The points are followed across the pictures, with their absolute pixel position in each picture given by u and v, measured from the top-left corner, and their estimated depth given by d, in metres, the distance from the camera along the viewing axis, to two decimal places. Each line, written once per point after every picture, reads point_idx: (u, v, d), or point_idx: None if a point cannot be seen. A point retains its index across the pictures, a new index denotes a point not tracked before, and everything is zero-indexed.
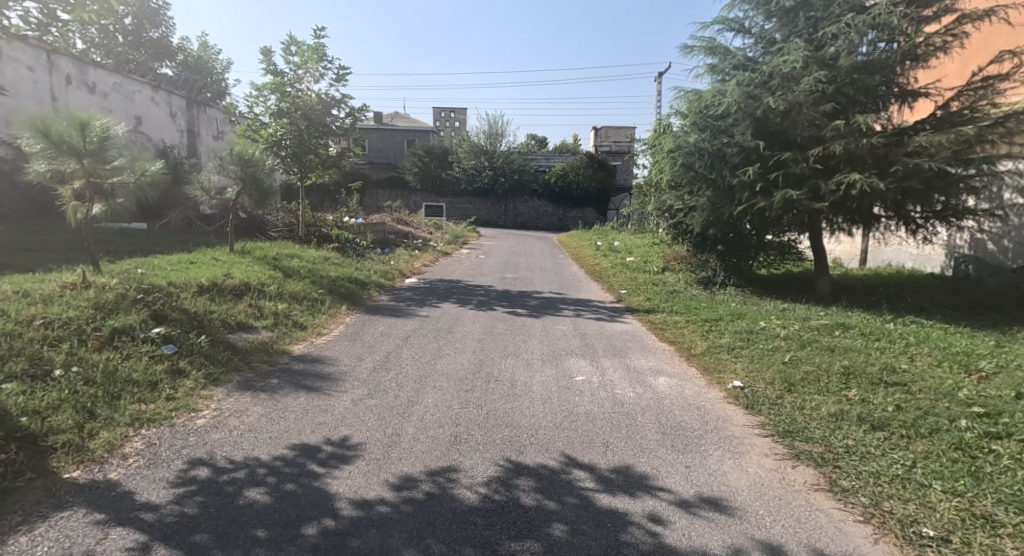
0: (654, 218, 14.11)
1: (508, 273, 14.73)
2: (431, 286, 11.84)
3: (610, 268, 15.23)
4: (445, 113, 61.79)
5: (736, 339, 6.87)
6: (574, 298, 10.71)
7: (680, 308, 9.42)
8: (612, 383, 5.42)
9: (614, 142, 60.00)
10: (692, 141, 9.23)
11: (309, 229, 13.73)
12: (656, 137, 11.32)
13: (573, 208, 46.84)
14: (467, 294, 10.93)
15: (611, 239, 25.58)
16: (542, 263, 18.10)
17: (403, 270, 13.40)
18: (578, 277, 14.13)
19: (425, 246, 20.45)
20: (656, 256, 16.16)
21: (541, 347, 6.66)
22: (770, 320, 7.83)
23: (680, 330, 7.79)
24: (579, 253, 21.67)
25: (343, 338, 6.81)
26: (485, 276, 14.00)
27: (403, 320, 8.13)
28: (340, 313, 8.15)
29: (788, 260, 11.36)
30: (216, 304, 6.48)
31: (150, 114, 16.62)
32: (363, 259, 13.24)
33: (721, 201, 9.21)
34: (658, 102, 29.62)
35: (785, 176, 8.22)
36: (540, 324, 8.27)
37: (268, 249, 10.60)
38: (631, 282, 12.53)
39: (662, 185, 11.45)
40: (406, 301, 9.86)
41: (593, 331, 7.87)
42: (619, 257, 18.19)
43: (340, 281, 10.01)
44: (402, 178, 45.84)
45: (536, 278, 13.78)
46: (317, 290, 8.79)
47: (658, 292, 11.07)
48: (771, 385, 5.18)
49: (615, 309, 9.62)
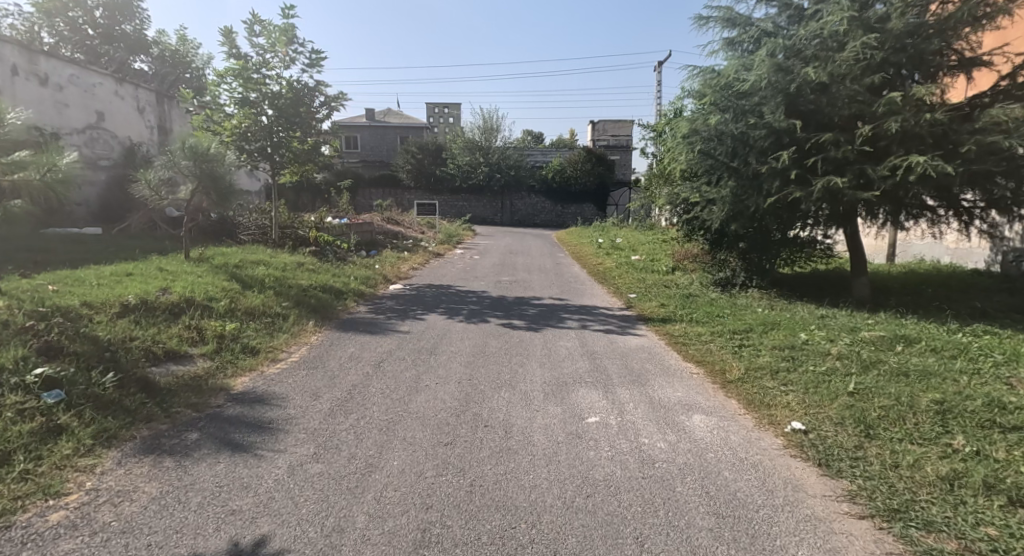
0: (663, 213, 12.93)
1: (504, 276, 13.53)
2: (417, 293, 10.64)
3: (614, 269, 14.03)
4: (439, 109, 60.49)
5: (778, 358, 5.66)
6: (579, 304, 9.57)
7: (699, 315, 8.22)
8: (636, 426, 4.21)
9: (612, 136, 58.70)
10: (711, 124, 8.04)
11: (284, 231, 12.55)
12: (666, 122, 10.14)
13: (571, 204, 45.59)
14: (457, 302, 9.74)
15: (613, 236, 24.33)
16: (542, 263, 16.89)
17: (388, 275, 12.20)
18: (580, 279, 12.94)
19: (416, 247, 19.23)
20: (665, 253, 14.97)
21: (543, 374, 5.45)
22: (811, 331, 6.64)
23: (705, 344, 6.59)
24: (580, 251, 20.42)
25: (303, 365, 5.66)
26: (479, 279, 12.82)
27: (380, 337, 6.97)
28: (306, 331, 6.99)
29: (817, 257, 10.20)
30: (141, 328, 5.31)
31: (114, 109, 15.42)
32: (343, 263, 12.04)
33: (746, 192, 8.03)
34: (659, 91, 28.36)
35: (824, 162, 7.05)
36: (541, 339, 7.08)
37: (231, 255, 9.41)
38: (639, 285, 11.34)
39: (674, 176, 10.23)
40: (387, 313, 8.68)
41: (602, 347, 6.65)
42: (625, 255, 16.99)
43: (313, 292, 8.83)
44: (395, 176, 44.64)
45: (533, 281, 12.60)
46: (281, 303, 7.63)
47: (672, 296, 9.89)
48: (843, 429, 3.95)
49: (627, 318, 8.47)
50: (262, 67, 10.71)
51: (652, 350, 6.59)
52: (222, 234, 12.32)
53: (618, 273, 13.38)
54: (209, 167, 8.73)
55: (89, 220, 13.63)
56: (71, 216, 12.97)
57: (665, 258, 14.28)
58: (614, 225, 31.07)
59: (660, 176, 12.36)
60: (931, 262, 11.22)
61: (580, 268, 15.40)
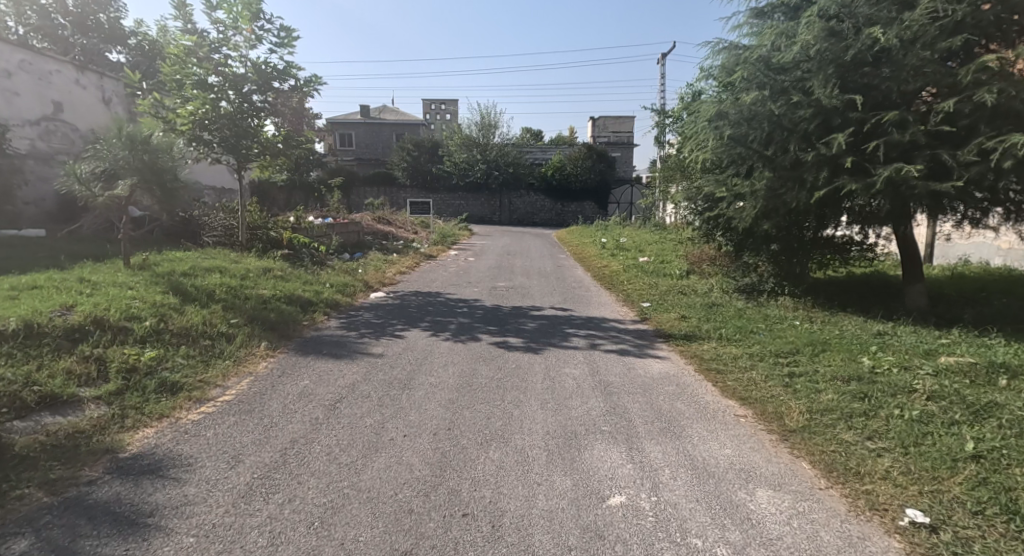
0: (675, 212, 11.71)
1: (500, 281, 12.30)
2: (400, 303, 9.38)
3: (622, 273, 12.76)
4: (435, 106, 59.18)
5: (845, 395, 4.43)
6: (587, 317, 8.35)
7: (729, 331, 6.97)
8: (680, 513, 2.97)
9: (613, 133, 57.45)
10: (744, 104, 6.81)
11: (255, 234, 11.31)
12: (686, 107, 8.94)
13: (572, 202, 44.30)
14: (445, 313, 8.52)
15: (617, 236, 23.08)
16: (542, 266, 15.67)
17: (370, 281, 10.96)
18: (583, 285, 11.70)
19: (407, 249, 17.97)
20: (675, 256, 13.76)
21: (547, 421, 4.21)
22: (875, 355, 5.40)
23: (744, 371, 5.35)
24: (582, 253, 19.13)
25: (240, 406, 4.42)
26: (471, 285, 11.57)
27: (347, 363, 5.74)
28: (255, 356, 5.75)
29: (856, 260, 8.96)
30: (12, 364, 4.05)
31: (75, 99, 14.14)
32: (320, 269, 10.79)
33: (785, 185, 6.78)
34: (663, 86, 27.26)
35: (887, 147, 5.84)
36: (542, 364, 5.85)
37: (182, 261, 8.16)
38: (651, 292, 10.10)
39: (694, 168, 8.99)
40: (362, 328, 7.45)
41: (618, 376, 5.40)
42: (630, 257, 15.78)
43: (275, 305, 7.58)
44: (390, 174, 43.44)
45: (533, 287, 11.37)
46: (231, 320, 6.39)
47: (692, 305, 8.65)
48: (990, 525, 2.70)
49: (643, 334, 7.24)
50: (224, 47, 9.51)
51: (679, 379, 5.34)
52: (185, 236, 11.07)
53: (627, 277, 12.14)
54: (153, 159, 7.51)
55: (40, 221, 12.35)
56: (17, 216, 11.69)
57: (677, 261, 13.05)
58: (617, 224, 29.79)
59: (674, 171, 11.15)
60: (981, 265, 9.97)
61: (584, 272, 14.16)
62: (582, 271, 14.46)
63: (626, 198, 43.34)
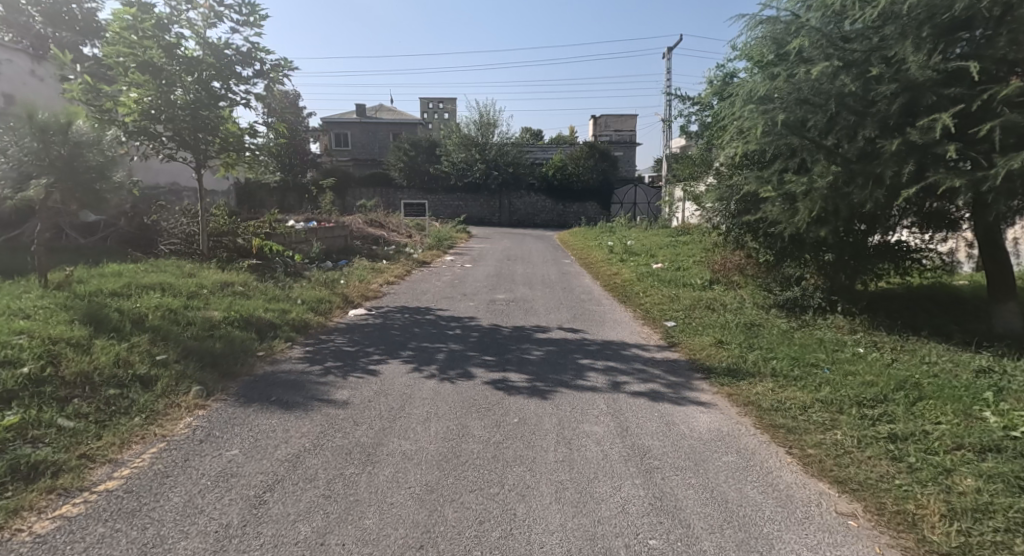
0: (695, 215, 10.43)
1: (499, 292, 10.99)
2: (383, 324, 8.07)
3: (635, 283, 11.43)
4: (433, 104, 57.85)
5: (989, 479, 3.15)
6: (601, 341, 7.04)
7: (782, 359, 5.70)
8: None
9: (614, 131, 56.14)
10: (805, 78, 5.59)
11: (222, 242, 10.01)
12: (714, 92, 7.67)
13: (573, 202, 42.99)
14: (434, 337, 7.22)
15: (623, 239, 21.76)
16: (545, 274, 14.37)
17: (351, 295, 9.66)
18: (592, 298, 10.39)
19: (399, 254, 16.66)
20: (693, 264, 12.48)
21: (574, 532, 2.87)
22: (996, 407, 4.14)
23: (823, 427, 4.06)
24: (586, 258, 17.81)
25: (122, 500, 3.07)
26: (466, 299, 10.26)
27: (297, 418, 4.41)
28: (177, 409, 4.39)
29: (916, 271, 7.71)
30: None
31: (29, 91, 12.78)
32: (294, 282, 9.49)
33: (853, 183, 5.50)
34: (670, 79, 25.88)
35: (1001, 132, 4.58)
36: (552, 416, 4.54)
37: (119, 278, 6.85)
38: (673, 308, 8.81)
39: (726, 164, 7.68)
40: (330, 360, 6.14)
41: (654, 436, 4.10)
42: (642, 264, 14.49)
43: (225, 333, 6.25)
44: (386, 175, 42.17)
45: (535, 301, 10.07)
46: (156, 356, 5.05)
47: (725, 325, 7.38)
48: None
49: (672, 367, 5.92)
50: (176, 25, 8.19)
51: (737, 438, 4.04)
52: (142, 245, 9.79)
53: (642, 288, 10.83)
54: (73, 153, 6.19)
55: None
56: None
57: (696, 270, 11.74)
58: (621, 226, 28.46)
59: (695, 169, 9.90)
60: None
61: (591, 281, 12.84)
62: (588, 279, 13.15)
63: (630, 198, 42.06)
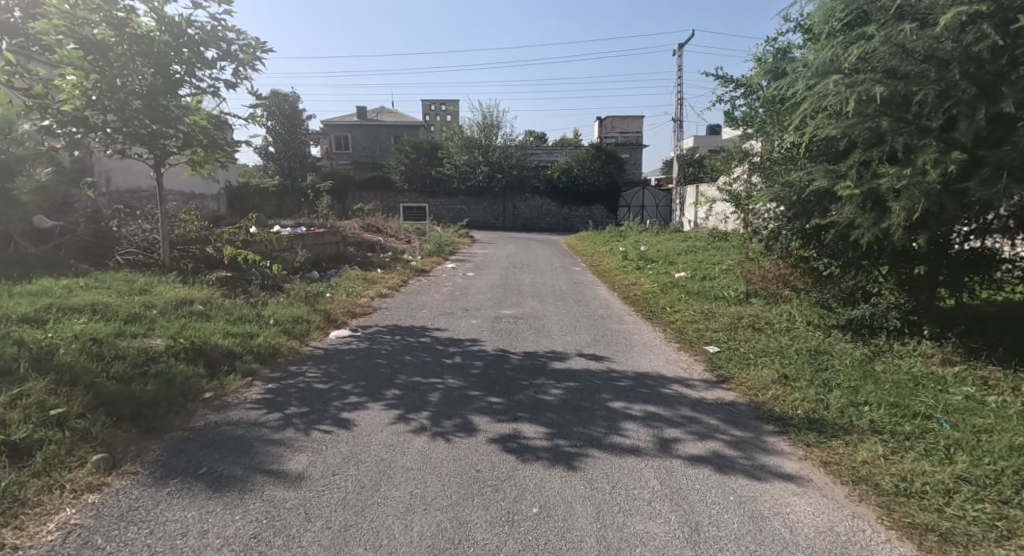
0: (731, 216, 9.18)
1: (505, 307, 9.68)
2: (367, 351, 6.77)
3: (661, 295, 10.20)
4: (435, 107, 56.70)
5: None
6: (631, 376, 5.73)
7: (880, 399, 4.51)
8: None
9: (620, 132, 54.84)
10: (912, 36, 4.66)
11: (188, 251, 8.77)
12: (765, 71, 6.50)
13: (579, 206, 41.68)
14: (427, 370, 5.94)
15: (636, 245, 20.42)
16: (555, 284, 13.09)
17: (335, 313, 8.41)
18: (612, 314, 9.10)
19: (396, 262, 15.42)
20: (723, 274, 11.19)
21: None
22: None
23: (993, 515, 2.87)
24: (599, 266, 16.48)
25: None
26: (468, 316, 8.97)
27: (225, 507, 3.11)
28: (57, 494, 3.14)
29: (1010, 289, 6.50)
30: None
31: None
32: (269, 297, 8.24)
33: (977, 179, 4.42)
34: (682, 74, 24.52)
35: None
36: (588, 503, 3.23)
37: (43, 300, 5.64)
38: (713, 328, 7.63)
39: (784, 158, 6.56)
40: (294, 404, 4.84)
41: (742, 545, 2.79)
42: (662, 272, 13.20)
43: (162, 368, 4.95)
44: (387, 178, 41.12)
45: (547, 318, 8.76)
46: (49, 411, 3.77)
47: (784, 351, 6.22)
48: None
49: (730, 413, 4.62)
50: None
51: (868, 536, 2.85)
52: (97, 254, 8.58)
53: (670, 302, 9.58)
54: None
55: None
56: None
57: (728, 281, 10.47)
58: (632, 230, 27.13)
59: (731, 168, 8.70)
60: None
61: (607, 292, 11.58)
62: (605, 290, 11.84)
63: (638, 201, 40.71)
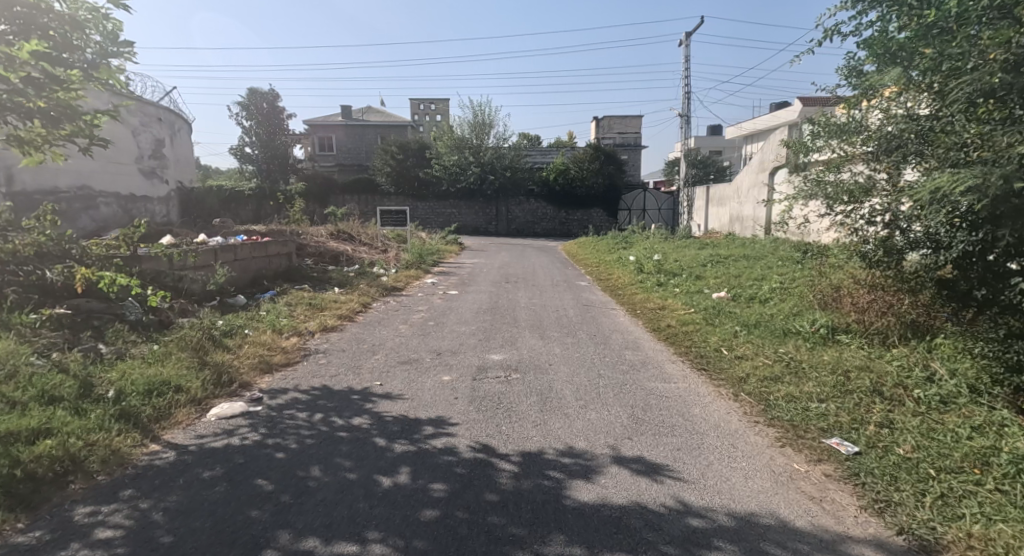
0: (827, 218, 6.50)
1: (493, 351, 6.90)
2: (251, 454, 3.97)
3: (708, 333, 7.42)
4: (424, 106, 53.83)
5: None
6: (729, 536, 2.97)
7: None
8: None
9: (618, 133, 52.26)
10: None
11: (22, 273, 6.00)
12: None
13: (577, 209, 39.05)
14: (339, 516, 3.18)
15: (647, 255, 17.67)
16: (559, 307, 10.40)
17: (238, 370, 5.63)
18: (646, 365, 6.32)
19: (362, 278, 12.67)
20: (782, 304, 8.54)
21: None
22: None
23: None
24: (608, 281, 13.76)
25: None
26: (439, 369, 6.17)
27: None
28: None
29: None
30: None
31: None
32: (132, 349, 5.48)
33: None
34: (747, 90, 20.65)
35: None
36: None
37: None
38: (818, 395, 4.90)
39: (965, 132, 4.44)
40: None
41: None
42: (692, 294, 10.54)
43: None
44: (371, 180, 38.36)
45: (552, 374, 5.97)
46: None
47: (983, 457, 3.54)
48: None
49: None
50: None
51: None
52: None
53: (727, 345, 6.81)
54: None
55: None
56: None
57: (795, 313, 7.83)
58: (638, 237, 24.51)
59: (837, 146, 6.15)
60: None
61: (630, 322, 8.78)
62: (624, 319, 9.07)
63: (639, 204, 38.17)
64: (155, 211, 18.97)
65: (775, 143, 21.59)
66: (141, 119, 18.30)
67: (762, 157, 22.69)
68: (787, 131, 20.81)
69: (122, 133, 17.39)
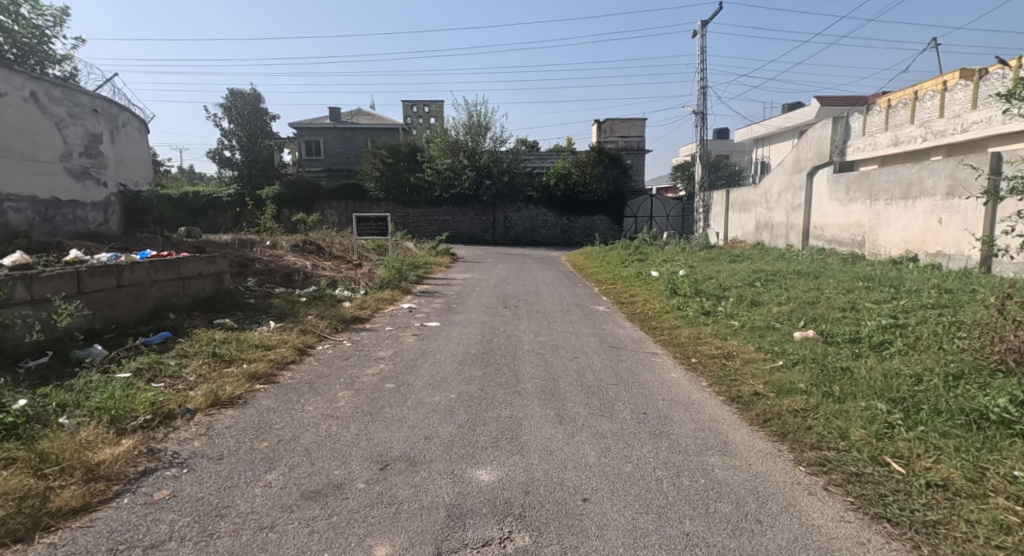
0: None
1: (479, 466, 4.00)
2: None
3: (848, 419, 4.45)
4: (417, 108, 50.96)
5: None
6: None
7: None
8: None
9: (621, 137, 49.51)
10: None
11: None
12: None
13: (580, 216, 36.19)
14: None
15: (672, 271, 14.79)
16: (577, 351, 7.52)
17: None
18: (770, 511, 3.36)
19: (316, 305, 9.76)
20: (920, 361, 5.67)
21: None
22: None
23: None
24: (633, 307, 10.84)
25: None
26: (375, 521, 3.26)
27: None
28: None
29: None
30: None
31: None
32: None
33: None
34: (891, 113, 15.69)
35: None
36: None
37: None
38: None
39: None
40: None
41: None
42: (757, 334, 7.67)
43: None
44: (358, 186, 35.53)
45: (595, 543, 3.06)
46: None
47: None
48: None
49: None
50: None
51: None
52: None
53: (901, 453, 3.87)
54: None
55: None
56: None
57: (965, 385, 4.94)
58: (653, 249, 21.67)
59: None
60: None
61: (694, 388, 5.81)
62: (682, 381, 6.10)
63: (646, 211, 35.40)
64: (87, 219, 16.00)
65: (813, 139, 18.75)
66: (68, 109, 15.32)
67: (795, 156, 19.84)
68: (828, 126, 18.07)
69: (41, 126, 14.45)
